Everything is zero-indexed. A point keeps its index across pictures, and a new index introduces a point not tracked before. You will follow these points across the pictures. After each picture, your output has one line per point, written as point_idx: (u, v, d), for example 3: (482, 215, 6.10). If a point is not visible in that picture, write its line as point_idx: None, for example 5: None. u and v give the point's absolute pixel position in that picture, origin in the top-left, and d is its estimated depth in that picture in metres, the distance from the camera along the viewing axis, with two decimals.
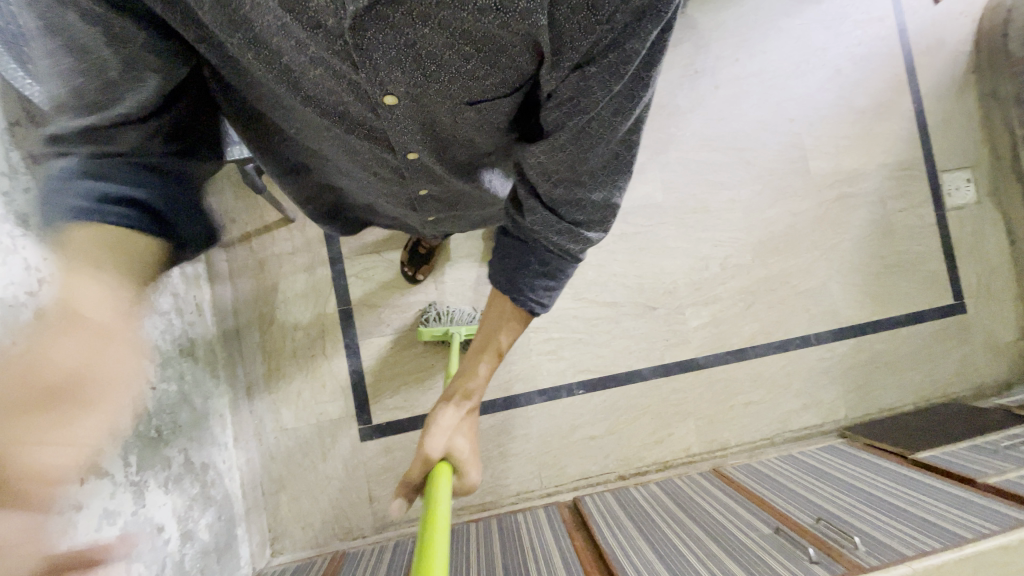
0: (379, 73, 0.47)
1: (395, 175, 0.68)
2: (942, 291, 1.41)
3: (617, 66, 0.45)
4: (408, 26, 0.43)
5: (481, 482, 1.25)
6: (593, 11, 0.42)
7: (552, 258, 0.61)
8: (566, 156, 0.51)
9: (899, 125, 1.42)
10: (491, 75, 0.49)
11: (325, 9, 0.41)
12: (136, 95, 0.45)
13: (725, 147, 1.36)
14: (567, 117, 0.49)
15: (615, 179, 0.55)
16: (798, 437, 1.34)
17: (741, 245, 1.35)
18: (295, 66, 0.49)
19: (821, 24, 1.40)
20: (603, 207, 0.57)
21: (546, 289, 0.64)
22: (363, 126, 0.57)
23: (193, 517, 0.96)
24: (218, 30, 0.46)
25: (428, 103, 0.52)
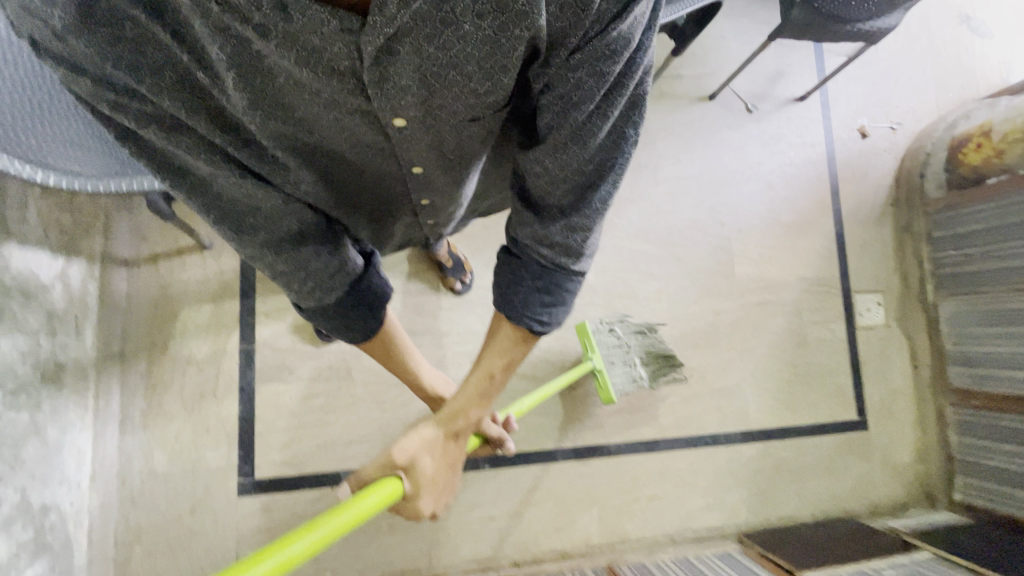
0: (392, 101, 0.47)
1: (395, 179, 0.67)
2: (849, 406, 1.45)
3: (603, 54, 0.47)
4: (420, 56, 0.43)
5: (362, 554, 1.17)
6: (581, 9, 0.43)
7: (548, 273, 0.65)
8: (562, 160, 0.55)
9: (822, 242, 1.49)
10: (492, 93, 0.50)
11: (339, 52, 0.42)
12: (241, 184, 0.54)
13: (658, 239, 1.40)
14: (562, 115, 0.51)
15: (614, 174, 0.58)
16: (699, 538, 1.31)
17: (662, 336, 1.37)
18: (308, 109, 0.50)
19: (760, 140, 1.49)
20: (597, 207, 0.60)
21: (549, 308, 0.68)
22: (376, 148, 0.58)
23: (17, 568, 0.86)
24: (238, 97, 0.47)
25: (441, 123, 0.53)
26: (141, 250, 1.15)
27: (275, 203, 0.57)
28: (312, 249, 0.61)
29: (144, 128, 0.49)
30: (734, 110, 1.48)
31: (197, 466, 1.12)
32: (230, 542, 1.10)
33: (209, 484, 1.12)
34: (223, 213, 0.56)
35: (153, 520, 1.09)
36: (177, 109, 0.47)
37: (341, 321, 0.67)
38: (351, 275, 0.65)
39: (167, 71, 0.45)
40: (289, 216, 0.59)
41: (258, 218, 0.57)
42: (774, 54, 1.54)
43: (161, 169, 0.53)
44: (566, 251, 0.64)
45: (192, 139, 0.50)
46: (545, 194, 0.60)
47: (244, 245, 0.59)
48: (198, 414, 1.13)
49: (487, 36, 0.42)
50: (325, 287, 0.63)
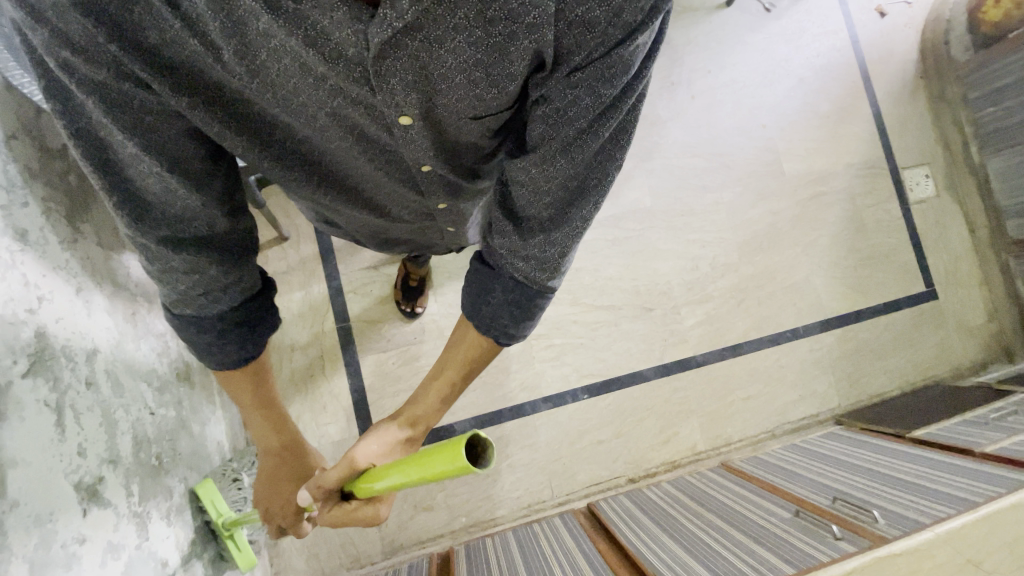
0: (396, 97, 0.42)
1: (384, 180, 0.62)
2: (916, 278, 1.48)
3: (609, 73, 0.41)
4: (426, 51, 0.39)
5: (489, 497, 1.23)
6: (589, 28, 0.38)
7: (517, 287, 0.57)
8: (548, 174, 0.48)
9: (862, 127, 1.51)
10: (498, 96, 0.44)
11: (349, 38, 0.37)
12: (161, 175, 0.47)
13: (704, 152, 1.42)
14: (551, 132, 0.45)
15: (595, 200, 0.52)
16: (798, 428, 1.35)
17: (726, 244, 1.40)
18: (309, 95, 0.45)
19: (783, 38, 1.50)
20: (575, 231, 0.53)
21: (523, 330, 0.59)
22: (368, 142, 0.53)
23: (196, 551, 0.92)
24: (235, 69, 0.43)
25: (439, 124, 0.47)
26: None
27: (190, 199, 0.50)
28: (219, 258, 0.54)
29: (84, 92, 0.42)
30: (753, 12, 1.49)
31: (321, 443, 1.17)
32: None
33: (336, 457, 1.18)
34: (126, 199, 0.49)
35: None
36: (149, 78, 0.42)
37: (225, 338, 0.59)
38: (247, 291, 0.59)
39: (151, 33, 0.40)
40: (206, 215, 0.52)
41: (169, 215, 0.51)
42: None
43: (83, 139, 0.45)
44: (540, 270, 0.55)
45: (135, 114, 0.44)
46: (522, 208, 0.53)
47: (139, 238, 0.51)
48: (312, 395, 1.19)
49: (493, 37, 0.38)
50: (212, 299, 0.56)
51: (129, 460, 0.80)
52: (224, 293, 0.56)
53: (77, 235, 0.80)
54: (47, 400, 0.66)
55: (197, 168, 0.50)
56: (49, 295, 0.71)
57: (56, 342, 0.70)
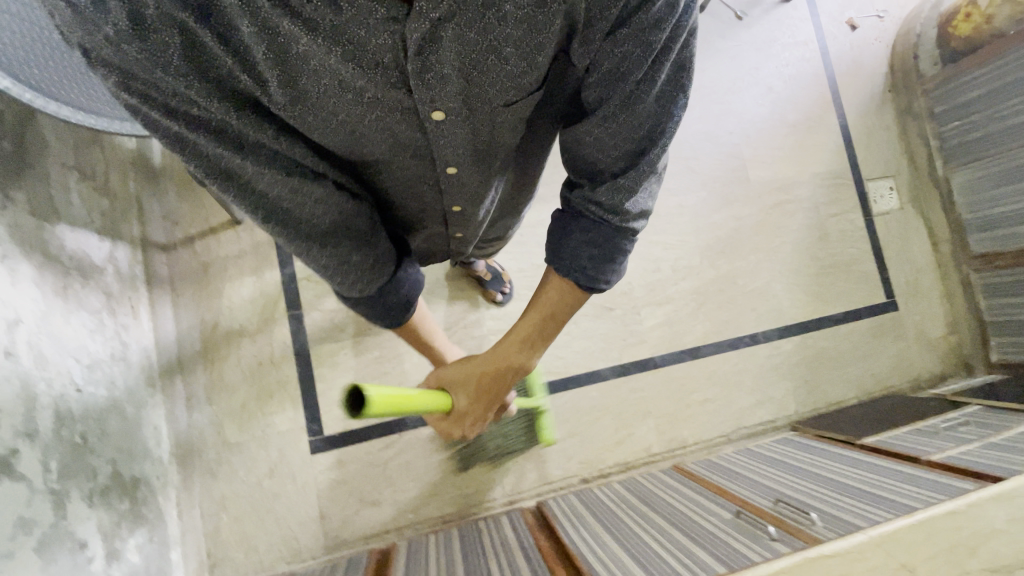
0: (431, 91, 0.43)
1: (432, 189, 0.61)
2: (878, 289, 1.48)
3: (647, 24, 0.42)
4: (460, 38, 0.40)
5: (438, 493, 1.20)
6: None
7: (597, 237, 0.56)
8: (612, 126, 0.49)
9: (828, 137, 1.52)
10: (530, 77, 0.45)
11: (385, 44, 0.39)
12: (290, 187, 0.49)
13: (671, 155, 1.42)
14: (611, 82, 0.47)
15: (663, 138, 0.51)
16: (754, 433, 1.35)
17: (689, 247, 1.40)
18: (349, 114, 0.46)
19: (754, 46, 1.51)
20: (643, 169, 0.52)
21: (611, 269, 0.58)
22: (409, 152, 0.53)
23: (121, 535, 0.89)
24: (280, 99, 0.43)
25: (475, 117, 0.48)
26: (176, 234, 1.18)
27: (323, 200, 0.51)
28: (351, 246, 0.56)
29: (194, 134, 0.44)
30: (724, 20, 1.50)
31: (267, 431, 1.15)
32: (312, 498, 1.14)
33: (281, 447, 1.15)
34: (268, 215, 0.50)
35: (234, 488, 1.12)
36: (225, 112, 0.43)
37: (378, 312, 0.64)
38: (387, 270, 0.61)
39: (211, 74, 0.41)
40: (335, 212, 0.53)
41: (302, 223, 0.52)
42: None
43: (212, 175, 0.48)
44: (614, 214, 0.55)
45: (235, 141, 0.45)
46: (593, 158, 0.53)
47: (278, 240, 0.54)
48: (259, 382, 1.16)
49: (523, 13, 0.40)
50: (360, 284, 0.59)
51: (49, 437, 0.77)
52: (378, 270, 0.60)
53: (6, 202, 0.78)
54: None
55: (324, 179, 0.51)
56: None
57: None
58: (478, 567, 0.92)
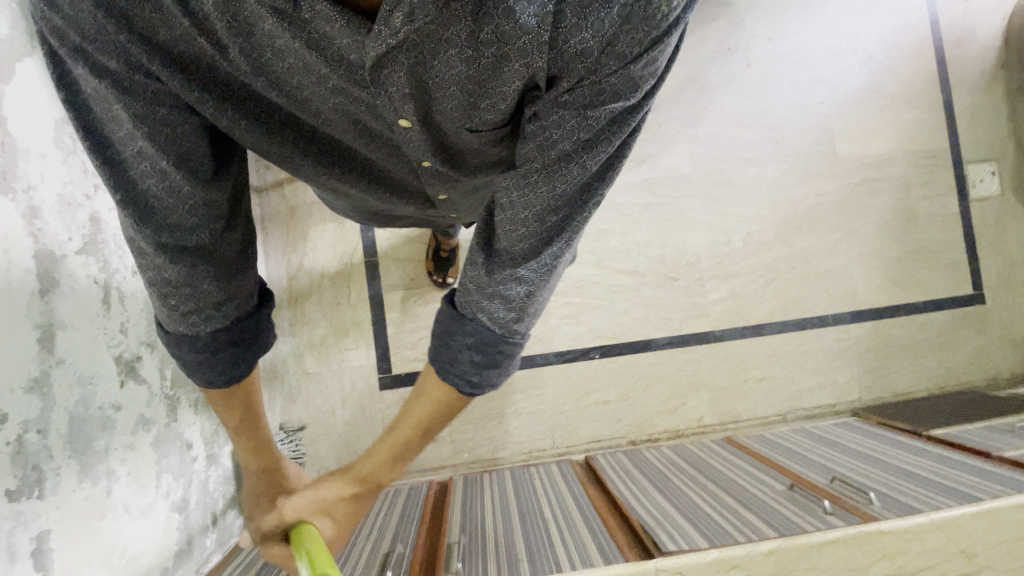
0: (395, 105, 0.40)
1: (407, 169, 0.62)
2: (964, 279, 1.40)
3: (596, 100, 0.37)
4: (422, 65, 0.36)
5: (492, 438, 1.27)
6: (581, 57, 0.34)
7: (484, 331, 0.54)
8: (529, 200, 0.45)
9: (928, 113, 1.42)
10: (492, 114, 0.41)
11: (350, 45, 0.36)
12: (147, 168, 0.47)
13: (753, 124, 1.37)
14: (538, 152, 0.41)
15: (568, 232, 0.49)
16: (811, 415, 1.33)
17: (763, 221, 1.36)
18: (312, 90, 0.45)
19: (856, 9, 1.41)
20: (544, 262, 0.50)
21: (484, 372, 0.56)
22: (376, 135, 0.52)
23: (218, 442, 1.00)
24: (240, 62, 0.43)
25: (444, 135, 0.46)
26: (268, 177, 1.25)
27: (197, 209, 0.50)
28: (213, 273, 0.54)
29: (94, 75, 0.43)
30: None
31: (341, 366, 1.24)
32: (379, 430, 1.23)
33: (353, 381, 1.24)
34: (129, 198, 0.49)
35: (311, 414, 1.23)
36: (155, 65, 0.42)
37: (223, 356, 0.60)
38: (243, 310, 0.60)
39: (136, 23, 0.40)
40: (204, 223, 0.52)
41: (160, 221, 0.50)
42: None
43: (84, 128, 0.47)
44: (508, 309, 0.52)
45: (146, 102, 0.44)
46: (500, 233, 0.49)
47: (141, 241, 0.51)
48: (336, 320, 1.25)
49: (485, 59, 0.35)
50: (206, 317, 0.57)
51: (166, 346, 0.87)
52: (221, 309, 0.57)
53: None
54: (96, 278, 0.74)
55: (205, 169, 0.50)
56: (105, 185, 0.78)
57: (109, 229, 0.78)
58: (530, 506, 0.98)
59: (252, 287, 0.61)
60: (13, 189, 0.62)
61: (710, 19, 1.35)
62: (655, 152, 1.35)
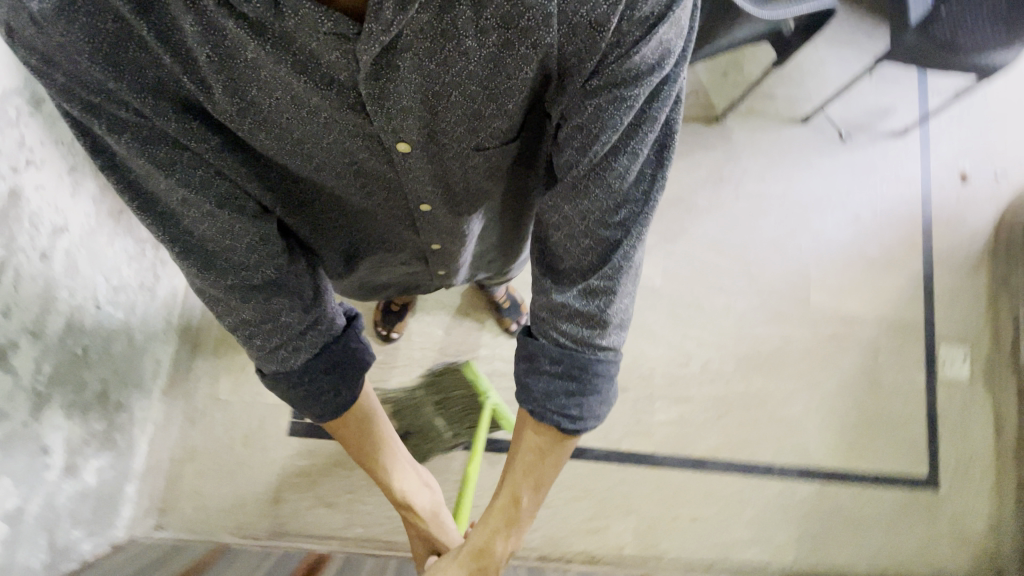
0: (392, 120, 0.47)
1: (404, 220, 0.67)
2: (921, 460, 1.33)
3: (626, 79, 0.42)
4: (420, 67, 0.42)
5: (392, 517, 1.15)
6: (598, 29, 0.39)
7: (569, 356, 0.55)
8: (581, 207, 0.49)
9: (907, 283, 1.41)
10: (504, 111, 0.48)
11: (339, 63, 0.41)
12: (202, 215, 0.51)
13: (731, 254, 1.36)
14: (581, 149, 0.46)
15: (636, 230, 0.50)
16: (739, 571, 1.22)
17: (724, 352, 1.32)
18: (305, 131, 0.50)
19: (850, 171, 1.45)
20: (617, 266, 0.51)
21: (577, 401, 0.57)
22: (376, 177, 0.58)
23: (84, 454, 0.91)
24: (226, 107, 0.47)
25: (443, 151, 0.53)
26: None
27: (254, 243, 0.55)
28: (288, 303, 0.58)
29: (107, 131, 0.46)
30: (826, 136, 1.46)
31: (255, 401, 1.16)
32: (275, 478, 1.14)
33: (262, 419, 1.17)
34: (185, 247, 0.53)
35: (207, 443, 1.14)
36: (152, 112, 0.45)
37: (307, 392, 0.61)
38: (326, 336, 0.61)
39: (150, 77, 0.44)
40: (265, 259, 0.56)
41: (226, 261, 0.54)
42: (875, 87, 1.52)
43: (125, 193, 0.50)
44: (588, 323, 0.54)
45: (157, 150, 0.47)
46: (564, 254, 0.54)
47: (212, 288, 0.55)
48: None
49: (487, 48, 0.42)
50: (294, 348, 0.59)
51: (54, 339, 0.81)
52: (303, 337, 0.59)
53: None
54: None
55: (249, 205, 0.54)
56: (39, 162, 0.76)
57: (27, 207, 0.75)
58: None
59: (333, 315, 0.63)
60: None
61: (708, 147, 1.40)
62: None
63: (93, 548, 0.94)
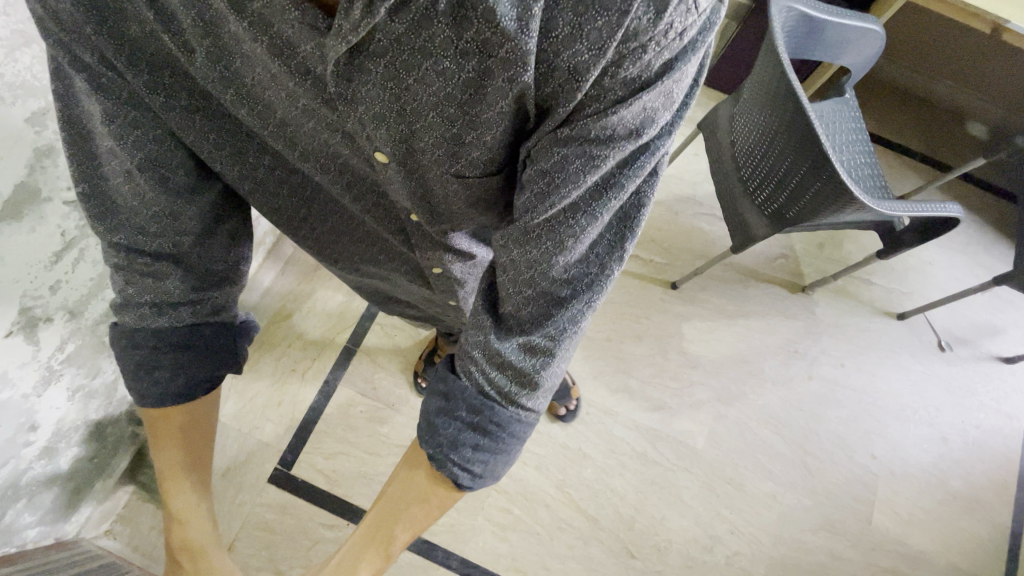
0: (364, 125, 0.39)
1: (396, 231, 0.59)
2: None
3: (603, 137, 0.32)
4: (394, 81, 0.35)
5: None
6: (577, 78, 0.30)
7: (480, 405, 0.49)
8: (530, 257, 0.41)
9: (993, 537, 1.19)
10: (481, 151, 0.38)
11: (313, 53, 0.35)
12: (121, 164, 0.48)
13: (790, 437, 1.22)
14: (538, 199, 0.36)
15: (589, 296, 0.43)
16: None
17: (756, 549, 1.13)
18: (290, 117, 0.44)
19: (944, 384, 1.30)
20: (561, 328, 0.45)
21: (482, 458, 0.50)
22: (358, 175, 0.51)
23: (70, 439, 0.88)
24: (209, 69, 0.42)
25: (421, 179, 0.44)
26: None
27: (159, 215, 0.51)
28: (180, 272, 0.54)
29: (75, 70, 0.44)
30: (923, 340, 1.32)
31: (250, 434, 1.13)
32: (237, 524, 1.07)
33: (249, 455, 1.12)
34: (101, 202, 0.50)
35: None
36: (121, 63, 0.43)
37: (155, 363, 0.53)
38: (199, 318, 0.56)
39: (131, 26, 0.41)
40: (174, 231, 0.53)
41: (135, 224, 0.51)
42: (987, 302, 1.39)
43: (67, 126, 0.48)
44: (519, 380, 0.48)
45: (117, 104, 0.45)
46: (504, 297, 0.46)
47: (105, 237, 0.52)
48: (279, 387, 1.17)
49: (465, 74, 0.33)
50: (158, 311, 0.53)
51: (88, 322, 0.82)
52: (172, 307, 0.54)
53: None
54: (66, 232, 0.74)
55: (182, 176, 0.52)
56: None
57: None
58: None
59: (223, 306, 0.59)
60: (44, 125, 0.68)
61: (786, 315, 1.31)
62: (674, 407, 1.22)
63: (37, 537, 0.89)
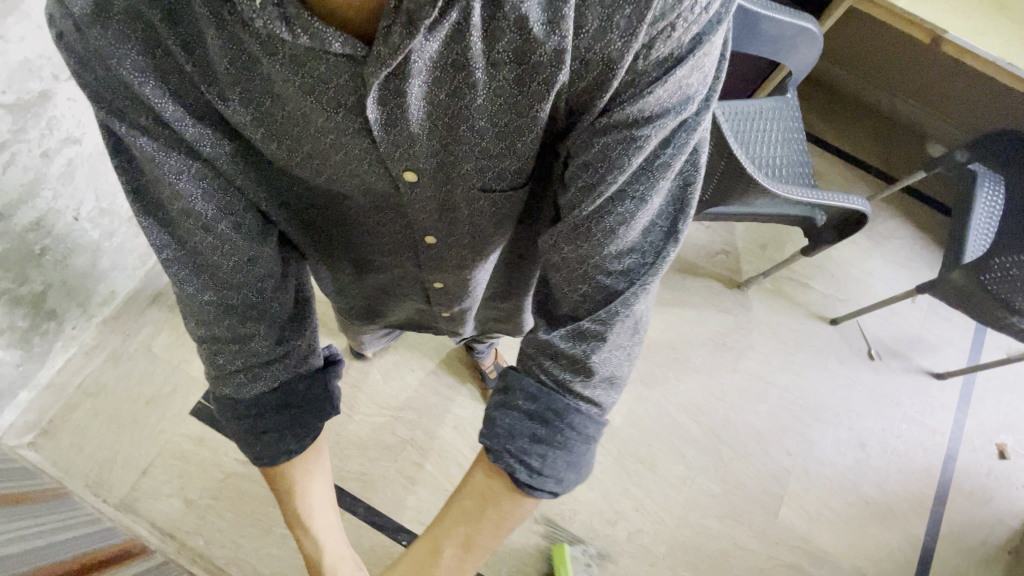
0: (400, 147, 0.40)
1: (409, 248, 0.59)
2: None
3: (641, 120, 0.34)
4: (431, 95, 0.36)
5: (237, 544, 1.06)
6: (611, 66, 0.32)
7: (544, 396, 0.47)
8: (580, 251, 0.41)
9: (899, 544, 1.20)
10: (513, 159, 0.41)
11: (345, 84, 0.35)
12: (198, 214, 0.43)
13: (707, 425, 1.24)
14: (583, 193, 0.37)
15: (643, 277, 0.42)
16: None
17: (659, 529, 1.15)
18: (318, 154, 0.42)
19: (870, 393, 1.31)
20: (613, 310, 0.43)
21: (542, 452, 0.46)
22: (384, 203, 0.49)
23: None
24: (243, 113, 0.39)
25: (452, 186, 0.45)
26: None
27: (240, 262, 0.46)
28: (265, 330, 0.49)
29: (121, 125, 0.39)
30: (854, 347, 1.34)
31: (179, 366, 1.16)
32: (156, 449, 1.10)
33: (176, 386, 1.15)
34: (188, 259, 0.46)
35: (116, 384, 1.12)
36: (187, 123, 0.39)
37: (256, 433, 0.50)
38: (293, 371, 0.51)
39: (173, 77, 0.37)
40: (253, 282, 0.48)
41: (218, 275, 0.47)
42: (923, 317, 1.41)
43: (134, 193, 0.44)
44: (572, 366, 0.46)
45: (187, 158, 0.41)
46: (560, 294, 0.46)
47: (195, 298, 0.47)
48: None
49: (499, 82, 0.34)
50: (255, 375, 0.49)
51: (15, 229, 0.88)
52: (268, 366, 0.50)
53: None
54: None
55: (256, 222, 0.47)
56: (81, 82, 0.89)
57: (53, 113, 0.86)
58: None
59: (311, 350, 0.53)
60: None
61: (719, 309, 1.34)
62: None
63: None
